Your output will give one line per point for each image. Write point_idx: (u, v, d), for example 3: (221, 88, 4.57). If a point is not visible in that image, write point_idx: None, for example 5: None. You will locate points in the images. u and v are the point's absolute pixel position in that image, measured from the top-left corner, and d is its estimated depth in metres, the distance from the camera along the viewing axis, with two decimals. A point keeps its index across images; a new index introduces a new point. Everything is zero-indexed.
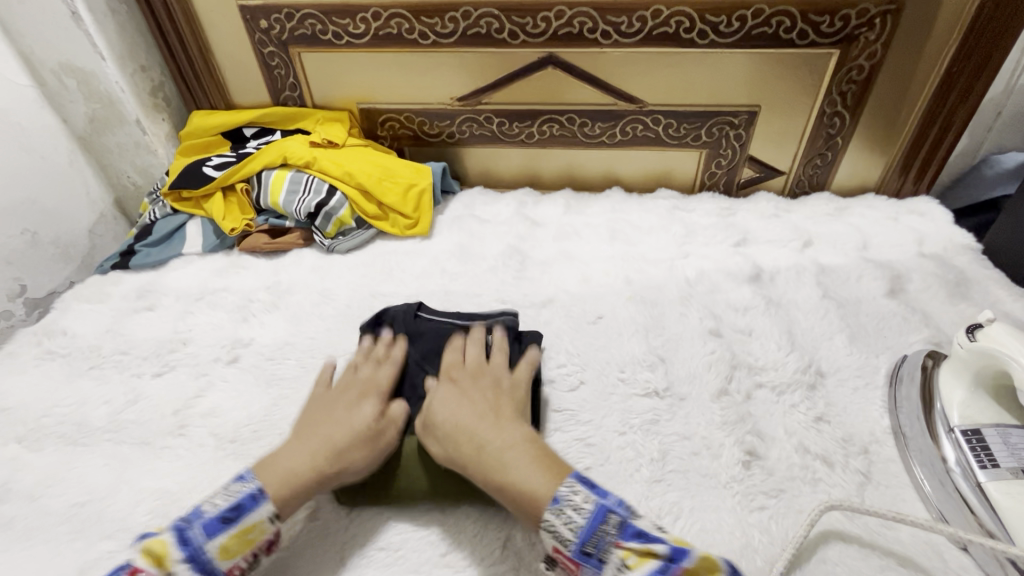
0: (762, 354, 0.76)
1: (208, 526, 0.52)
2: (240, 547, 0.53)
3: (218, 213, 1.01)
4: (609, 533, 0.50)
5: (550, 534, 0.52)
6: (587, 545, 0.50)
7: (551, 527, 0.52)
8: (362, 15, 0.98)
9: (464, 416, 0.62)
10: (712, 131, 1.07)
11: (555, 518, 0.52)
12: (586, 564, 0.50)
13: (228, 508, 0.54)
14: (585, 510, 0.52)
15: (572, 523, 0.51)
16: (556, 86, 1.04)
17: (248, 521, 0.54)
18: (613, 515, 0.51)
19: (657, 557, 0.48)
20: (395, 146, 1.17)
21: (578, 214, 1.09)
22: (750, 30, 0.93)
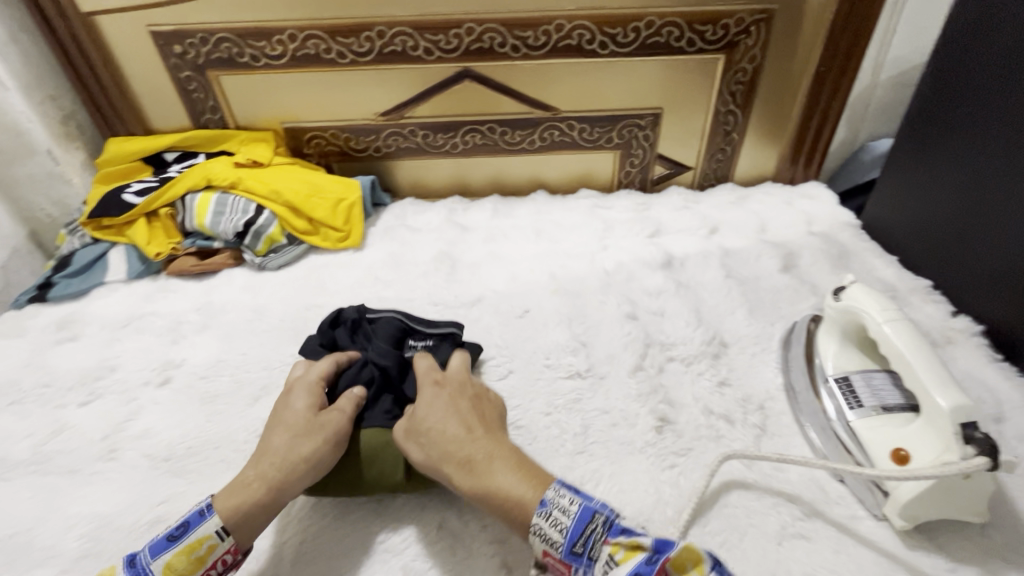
0: (673, 331, 0.84)
1: (155, 547, 0.55)
2: (191, 565, 0.55)
3: (142, 239, 1.00)
4: (599, 531, 0.53)
5: (540, 538, 0.54)
6: (575, 546, 0.53)
7: (540, 531, 0.55)
8: (279, 37, 1.00)
9: (444, 438, 0.61)
10: (623, 133, 1.15)
11: (544, 521, 0.54)
12: (575, 564, 0.53)
13: (174, 528, 0.56)
14: (571, 511, 0.54)
15: (560, 525, 0.54)
16: (474, 98, 1.10)
17: (193, 539, 0.56)
18: (601, 515, 0.54)
19: (643, 550, 0.50)
20: (323, 163, 1.19)
21: (506, 218, 1.15)
22: (644, 40, 1.03)
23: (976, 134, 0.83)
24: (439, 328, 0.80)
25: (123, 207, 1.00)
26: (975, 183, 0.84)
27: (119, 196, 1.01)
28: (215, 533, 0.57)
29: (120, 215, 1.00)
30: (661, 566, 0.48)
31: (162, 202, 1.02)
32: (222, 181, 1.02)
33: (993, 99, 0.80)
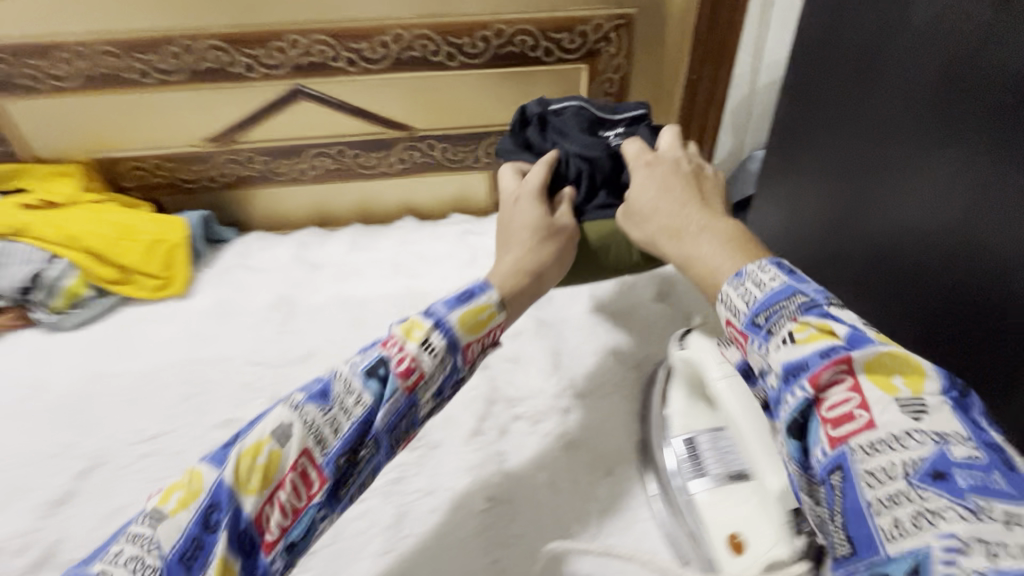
0: (524, 382, 0.74)
1: (446, 301, 0.56)
2: (472, 325, 0.56)
3: None
4: (788, 307, 0.39)
5: (725, 306, 0.44)
6: (759, 316, 0.41)
7: (726, 300, 0.44)
8: (62, 55, 0.85)
9: (669, 208, 0.56)
10: (491, 151, 1.05)
11: (732, 290, 0.43)
12: (752, 336, 0.41)
13: (458, 293, 0.57)
14: (769, 284, 0.42)
15: (750, 296, 0.42)
16: (314, 119, 0.97)
17: (476, 302, 0.57)
18: (804, 295, 0.40)
19: (835, 336, 0.37)
20: (150, 198, 1.03)
21: (364, 251, 1.02)
22: (496, 50, 0.92)
23: (828, 168, 0.78)
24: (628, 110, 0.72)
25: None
26: (827, 220, 0.79)
27: None
28: (494, 301, 0.58)
29: None
30: (844, 362, 0.36)
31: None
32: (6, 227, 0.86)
33: (874, 209, 0.71)
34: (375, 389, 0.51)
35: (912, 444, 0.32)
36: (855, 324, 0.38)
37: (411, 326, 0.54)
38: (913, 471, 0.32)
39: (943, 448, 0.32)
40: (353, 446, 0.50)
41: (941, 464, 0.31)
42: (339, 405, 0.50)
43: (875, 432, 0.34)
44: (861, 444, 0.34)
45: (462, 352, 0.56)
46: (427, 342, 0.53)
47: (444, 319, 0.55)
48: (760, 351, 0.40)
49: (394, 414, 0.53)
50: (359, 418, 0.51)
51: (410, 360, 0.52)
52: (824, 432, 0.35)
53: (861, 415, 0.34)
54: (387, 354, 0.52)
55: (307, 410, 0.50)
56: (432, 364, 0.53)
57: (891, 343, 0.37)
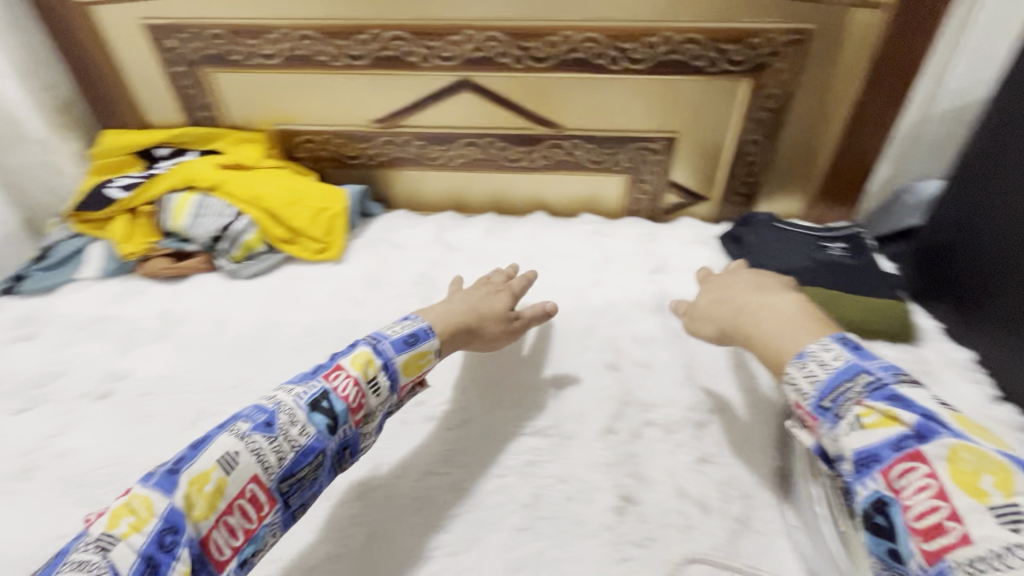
0: (657, 390, 0.74)
1: (395, 343, 0.60)
2: (413, 370, 0.61)
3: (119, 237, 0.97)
4: (855, 388, 0.46)
5: (791, 387, 0.51)
6: (825, 400, 0.47)
7: (793, 381, 0.50)
8: (271, 36, 0.96)
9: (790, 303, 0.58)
10: (632, 156, 1.05)
11: (798, 370, 0.50)
12: (824, 419, 0.47)
13: (407, 335, 0.62)
14: (832, 365, 0.48)
15: (814, 377, 0.49)
16: (472, 109, 1.02)
17: (421, 348, 0.62)
18: (868, 375, 0.46)
19: (903, 424, 0.42)
20: (315, 168, 1.14)
21: (498, 239, 1.07)
22: (660, 57, 0.93)
23: (1000, 226, 0.75)
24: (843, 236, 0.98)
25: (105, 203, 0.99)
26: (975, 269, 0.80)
27: (103, 190, 0.99)
28: (433, 350, 0.63)
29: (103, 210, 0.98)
30: (915, 448, 0.41)
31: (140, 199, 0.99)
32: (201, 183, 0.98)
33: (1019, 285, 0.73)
34: (320, 420, 0.52)
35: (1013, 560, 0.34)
36: (926, 412, 0.42)
37: (362, 361, 0.57)
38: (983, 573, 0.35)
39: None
40: (309, 459, 0.51)
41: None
42: (282, 434, 0.50)
43: (970, 548, 0.36)
44: (959, 560, 0.36)
45: (350, 392, 0.54)
46: (376, 379, 0.57)
47: (389, 358, 0.59)
48: (832, 434, 0.46)
49: (358, 431, 0.56)
50: (312, 442, 0.51)
51: (359, 394, 0.55)
52: (915, 543, 0.39)
53: (935, 521, 0.38)
54: (331, 387, 0.54)
55: (254, 439, 0.49)
56: (382, 393, 0.57)
57: (962, 426, 0.41)
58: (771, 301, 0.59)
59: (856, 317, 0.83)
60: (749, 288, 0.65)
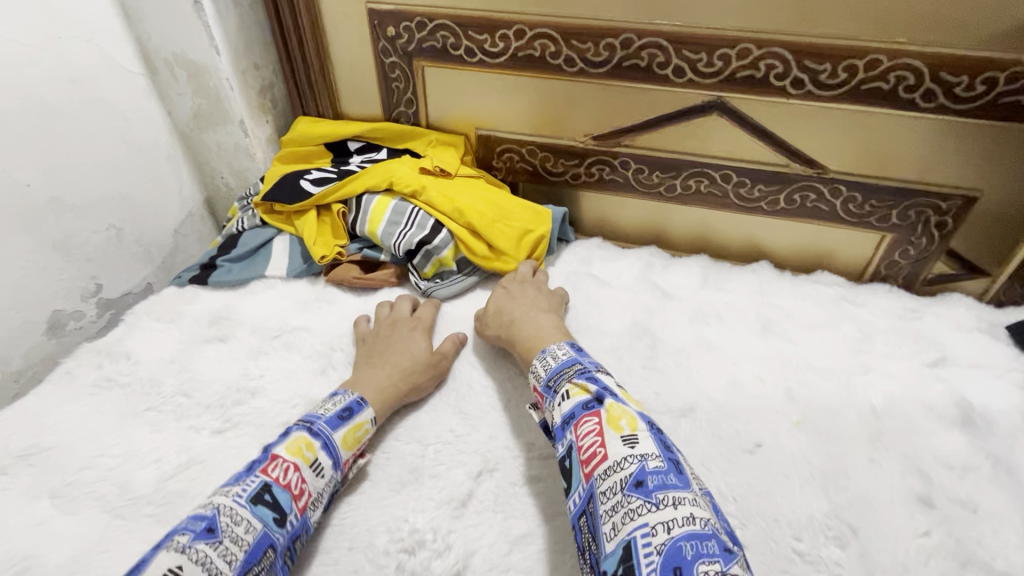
0: (1003, 552, 0.55)
1: (329, 422, 0.60)
2: (352, 443, 0.61)
3: (310, 237, 0.89)
4: (570, 372, 0.59)
5: (534, 376, 0.64)
6: (551, 381, 0.60)
7: (536, 371, 0.64)
8: (503, 32, 0.84)
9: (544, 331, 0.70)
10: (907, 214, 0.85)
11: (540, 363, 0.64)
12: (546, 396, 0.60)
13: (341, 410, 0.62)
14: (560, 357, 0.63)
15: (547, 365, 0.63)
16: (717, 136, 0.86)
17: (356, 420, 0.62)
18: (579, 364, 0.60)
19: (640, 423, 0.53)
20: (509, 181, 1.03)
21: (718, 290, 0.90)
22: (996, 98, 0.72)
23: None
24: None
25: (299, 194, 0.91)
26: None
27: (298, 181, 0.92)
28: (369, 418, 0.64)
29: (294, 203, 0.90)
30: (597, 409, 0.54)
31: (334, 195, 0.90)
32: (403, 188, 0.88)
33: None
34: (265, 514, 0.51)
35: (672, 528, 0.43)
36: (607, 386, 0.57)
37: (296, 447, 0.56)
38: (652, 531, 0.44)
39: (683, 532, 0.43)
40: (261, 557, 0.49)
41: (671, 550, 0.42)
42: (225, 535, 0.48)
43: (606, 462, 0.49)
44: (599, 474, 0.49)
45: (293, 479, 0.54)
46: (316, 462, 0.56)
47: (327, 436, 0.59)
48: (550, 407, 0.59)
49: (306, 520, 0.54)
50: (261, 536, 0.50)
51: (303, 480, 0.55)
52: (582, 473, 0.51)
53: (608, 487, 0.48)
54: (272, 480, 0.53)
55: (196, 550, 0.46)
56: (325, 474, 0.57)
57: (627, 397, 0.56)
58: (521, 319, 0.73)
59: None
60: (523, 302, 0.76)
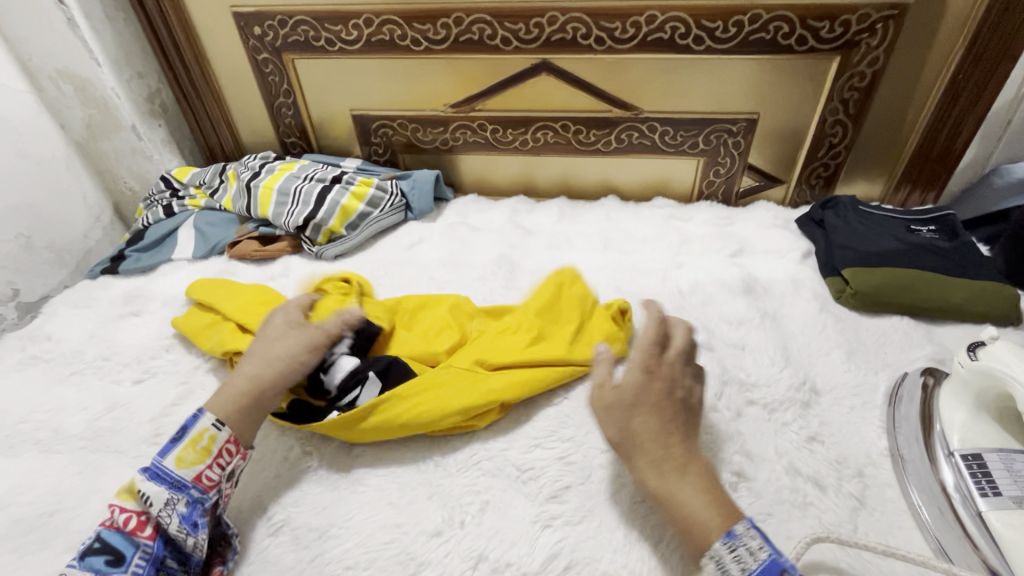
0: (755, 369, 0.73)
1: (161, 449, 0.58)
2: (197, 457, 0.57)
3: (200, 331, 0.78)
4: None
5: (714, 566, 0.47)
6: None
7: (717, 559, 0.47)
8: (355, 22, 0.98)
9: (646, 429, 0.54)
10: (710, 139, 1.04)
11: (725, 551, 0.47)
12: None
13: (175, 433, 0.59)
14: (760, 558, 0.46)
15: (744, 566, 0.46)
16: (549, 92, 1.02)
17: (193, 434, 0.58)
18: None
19: None
20: (389, 154, 1.16)
21: (571, 222, 1.07)
22: (747, 36, 0.92)
23: None
24: (934, 215, 0.94)
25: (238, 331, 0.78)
26: None
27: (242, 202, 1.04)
28: (211, 425, 0.60)
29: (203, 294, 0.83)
30: None
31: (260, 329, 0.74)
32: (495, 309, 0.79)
33: None
34: (95, 561, 0.51)
35: (753, 541, 0.47)
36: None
37: (128, 490, 0.56)
38: (751, 562, 0.46)
39: (769, 552, 0.47)
40: None
41: (771, 568, 0.46)
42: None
43: None
44: None
45: (128, 520, 0.54)
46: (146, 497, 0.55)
47: (158, 466, 0.57)
48: None
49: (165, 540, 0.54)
50: None
51: (134, 515, 0.54)
52: None
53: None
54: (104, 525, 0.53)
55: None
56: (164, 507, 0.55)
57: None
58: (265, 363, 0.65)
59: (956, 298, 0.80)
60: (272, 344, 0.67)
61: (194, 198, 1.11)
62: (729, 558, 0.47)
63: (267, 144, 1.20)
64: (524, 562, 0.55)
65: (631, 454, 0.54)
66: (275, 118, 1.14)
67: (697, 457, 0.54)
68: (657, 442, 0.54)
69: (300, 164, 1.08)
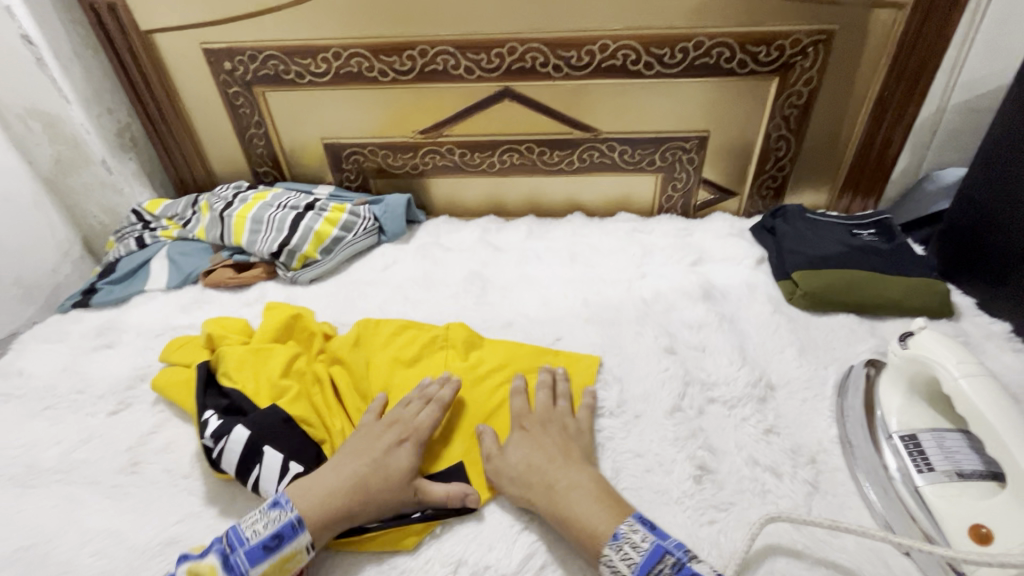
0: (714, 369, 0.78)
1: (250, 554, 0.53)
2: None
3: (167, 384, 0.76)
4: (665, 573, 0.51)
5: (609, 570, 0.53)
6: None
7: (610, 563, 0.53)
8: (323, 55, 1.02)
9: (530, 459, 0.63)
10: (666, 156, 1.11)
11: (614, 553, 0.53)
12: None
13: (269, 537, 0.55)
14: (642, 547, 0.53)
15: (630, 559, 0.53)
16: (513, 117, 1.08)
17: (286, 551, 0.54)
18: (672, 556, 0.52)
19: None
20: (361, 180, 1.19)
21: (540, 239, 1.11)
22: (692, 61, 0.99)
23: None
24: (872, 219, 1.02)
25: (213, 393, 0.71)
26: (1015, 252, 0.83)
27: (216, 233, 1.06)
28: (303, 546, 0.55)
29: (173, 352, 0.80)
30: None
31: (256, 375, 0.72)
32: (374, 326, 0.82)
33: None
34: None
35: (635, 535, 0.54)
36: None
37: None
38: (636, 554, 0.53)
39: (652, 540, 0.53)
40: None
41: (655, 555, 0.52)
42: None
43: None
44: None
45: None
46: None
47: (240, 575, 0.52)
48: None
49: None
50: None
51: None
52: None
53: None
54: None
55: None
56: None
57: None
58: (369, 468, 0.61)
59: (894, 294, 0.87)
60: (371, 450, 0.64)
61: (167, 229, 1.11)
62: (619, 556, 0.53)
63: (238, 173, 1.21)
64: (502, 564, 0.58)
65: (531, 484, 0.61)
66: (246, 147, 1.17)
67: (585, 472, 0.61)
68: (546, 461, 0.62)
69: (273, 193, 1.10)
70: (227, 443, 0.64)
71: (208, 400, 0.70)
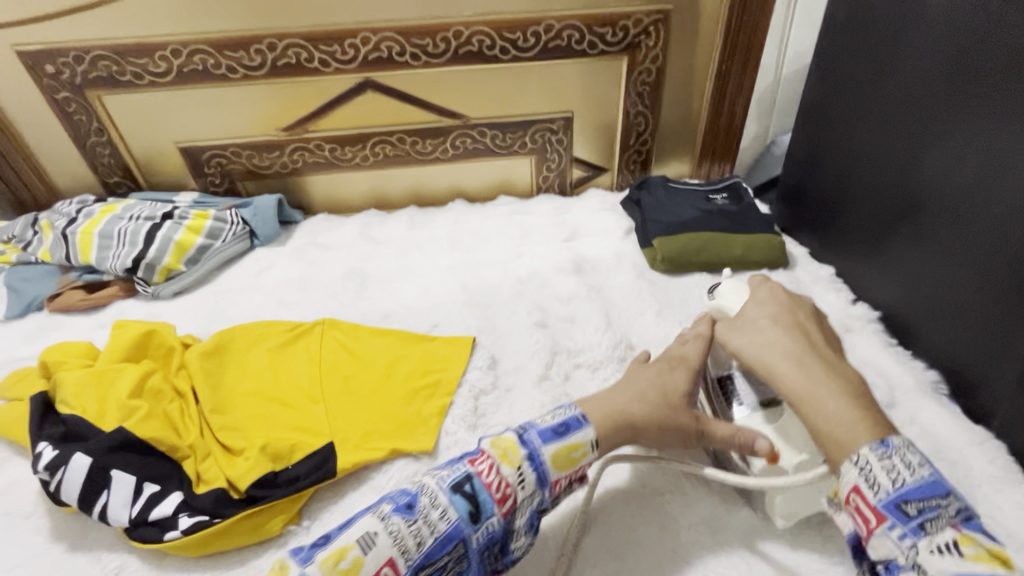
0: (581, 337, 0.83)
1: (542, 434, 0.55)
2: (567, 463, 0.55)
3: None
4: (943, 510, 0.43)
5: (860, 473, 0.46)
6: (908, 504, 0.44)
7: (865, 468, 0.46)
8: (161, 53, 0.95)
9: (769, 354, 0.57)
10: (535, 138, 1.14)
11: (890, 459, 0.46)
12: (892, 520, 0.44)
13: (556, 424, 0.56)
14: (917, 471, 0.45)
15: (897, 476, 0.45)
16: (379, 109, 1.07)
17: (573, 439, 0.55)
18: (955, 496, 0.44)
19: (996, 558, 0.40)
20: (228, 183, 1.14)
21: (421, 229, 1.11)
22: (545, 44, 1.02)
23: (843, 151, 0.89)
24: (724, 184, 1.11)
25: (50, 422, 0.66)
26: (837, 192, 0.92)
27: (60, 252, 0.97)
28: (589, 440, 0.56)
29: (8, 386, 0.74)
30: None
31: (98, 398, 0.67)
32: (240, 331, 0.82)
33: (878, 194, 0.84)
34: (460, 505, 0.50)
35: (910, 455, 0.46)
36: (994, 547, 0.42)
37: (504, 448, 0.53)
38: (907, 475, 0.45)
39: (929, 470, 0.45)
40: (449, 549, 0.49)
41: (934, 486, 0.45)
42: (423, 518, 0.49)
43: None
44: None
45: (496, 482, 0.52)
46: (521, 471, 0.52)
47: (536, 450, 0.54)
48: (901, 544, 0.43)
49: (507, 527, 0.52)
50: (454, 529, 0.50)
51: (504, 482, 0.52)
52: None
53: (872, 506, 0.45)
54: (476, 472, 0.52)
55: (393, 521, 0.49)
56: (528, 485, 0.53)
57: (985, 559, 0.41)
58: None
59: (737, 251, 0.96)
60: None
61: (4, 254, 1.01)
62: (881, 463, 0.45)
63: (86, 186, 1.12)
64: None
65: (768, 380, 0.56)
66: (90, 157, 1.07)
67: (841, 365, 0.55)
68: (791, 358, 0.56)
69: (125, 204, 1.02)
70: (66, 472, 0.60)
71: (45, 431, 0.65)
